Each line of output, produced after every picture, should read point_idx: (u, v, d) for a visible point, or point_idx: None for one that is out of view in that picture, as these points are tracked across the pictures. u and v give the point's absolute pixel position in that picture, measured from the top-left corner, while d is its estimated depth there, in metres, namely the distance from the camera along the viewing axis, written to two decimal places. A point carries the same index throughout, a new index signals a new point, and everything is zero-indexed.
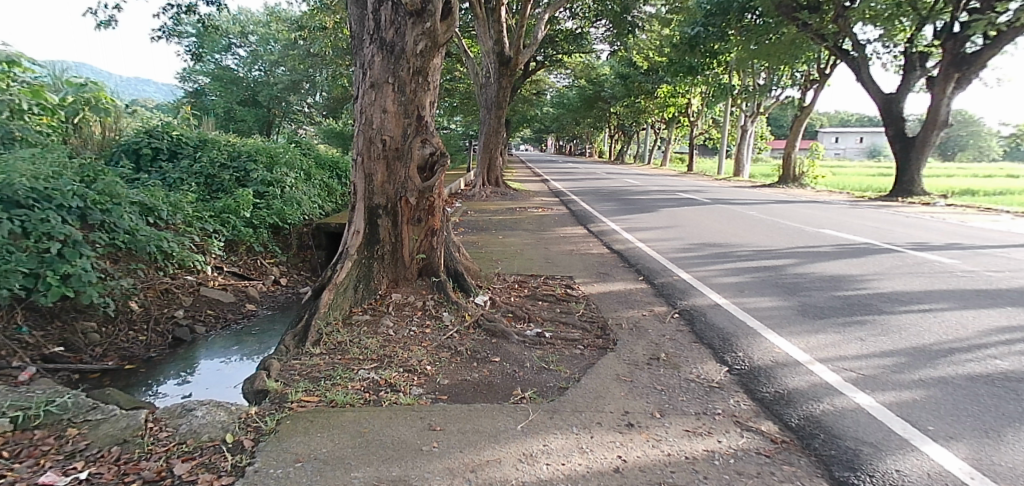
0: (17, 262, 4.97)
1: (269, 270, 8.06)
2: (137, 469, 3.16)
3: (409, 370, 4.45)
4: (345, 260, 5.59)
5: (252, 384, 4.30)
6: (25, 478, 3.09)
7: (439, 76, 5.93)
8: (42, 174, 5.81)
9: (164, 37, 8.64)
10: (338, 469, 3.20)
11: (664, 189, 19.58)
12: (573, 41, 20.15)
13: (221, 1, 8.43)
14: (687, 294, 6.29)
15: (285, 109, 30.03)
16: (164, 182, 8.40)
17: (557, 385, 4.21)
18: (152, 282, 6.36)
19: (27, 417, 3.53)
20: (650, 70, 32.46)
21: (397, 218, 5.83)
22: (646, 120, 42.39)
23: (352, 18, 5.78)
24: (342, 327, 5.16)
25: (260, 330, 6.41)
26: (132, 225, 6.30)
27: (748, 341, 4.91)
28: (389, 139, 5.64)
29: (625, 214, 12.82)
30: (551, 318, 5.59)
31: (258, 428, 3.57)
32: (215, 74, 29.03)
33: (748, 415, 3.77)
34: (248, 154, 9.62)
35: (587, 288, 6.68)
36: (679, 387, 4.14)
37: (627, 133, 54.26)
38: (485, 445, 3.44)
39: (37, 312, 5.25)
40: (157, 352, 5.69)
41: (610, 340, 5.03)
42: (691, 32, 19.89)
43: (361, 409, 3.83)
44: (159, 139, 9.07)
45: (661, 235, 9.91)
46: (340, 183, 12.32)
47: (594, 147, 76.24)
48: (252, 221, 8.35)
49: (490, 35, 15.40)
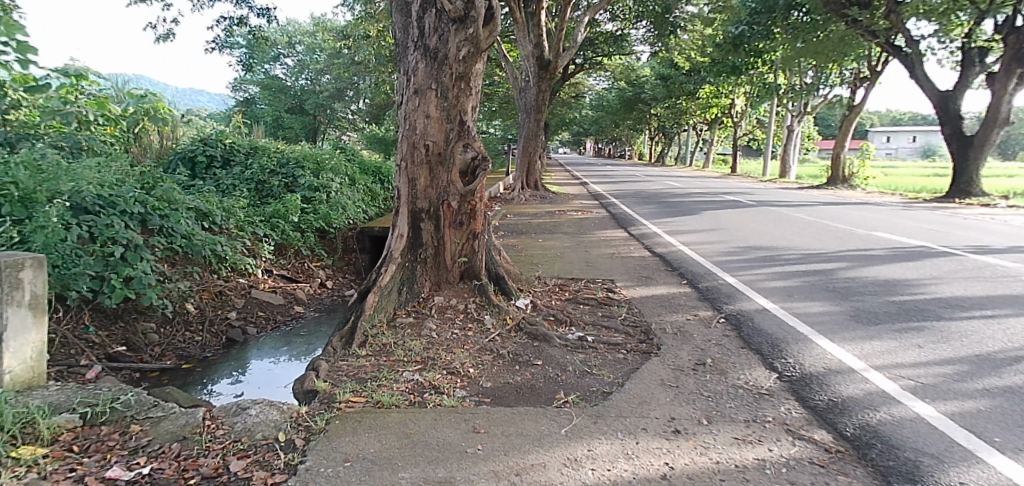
0: (85, 266, 5.23)
1: (316, 273, 8.29)
2: (196, 466, 3.27)
3: (453, 373, 4.50)
4: (389, 263, 5.71)
5: (302, 384, 4.40)
6: (94, 472, 3.19)
7: (481, 81, 6.00)
8: (107, 181, 6.05)
9: (217, 49, 8.97)
10: (385, 470, 3.26)
11: (706, 190, 19.35)
12: (613, 43, 20.02)
13: (270, 12, 8.70)
14: (733, 299, 6.19)
15: (331, 116, 30.75)
16: (218, 189, 8.69)
17: (600, 390, 4.20)
18: (207, 284, 6.60)
19: (95, 413, 3.69)
20: (691, 71, 31.99)
21: (439, 222, 5.90)
22: (688, 121, 41.84)
23: (397, 26, 5.92)
24: (386, 329, 5.26)
25: (308, 331, 6.60)
26: (189, 229, 6.54)
27: (798, 347, 4.82)
28: (431, 144, 5.74)
29: (667, 217, 12.67)
30: (593, 322, 5.58)
31: (309, 428, 3.67)
32: (264, 83, 29.91)
33: (800, 423, 3.69)
34: (296, 161, 9.89)
35: (629, 292, 6.64)
36: (727, 394, 4.08)
37: (668, 136, 53.65)
38: (529, 448, 3.46)
39: (102, 314, 5.53)
40: (212, 352, 5.90)
41: (653, 345, 4.99)
42: (735, 31, 19.50)
43: (405, 410, 3.90)
44: (213, 147, 9.40)
45: (704, 238, 9.78)
46: (383, 188, 12.51)
47: (635, 149, 75.64)
48: (299, 225, 8.57)
49: (530, 39, 15.45)
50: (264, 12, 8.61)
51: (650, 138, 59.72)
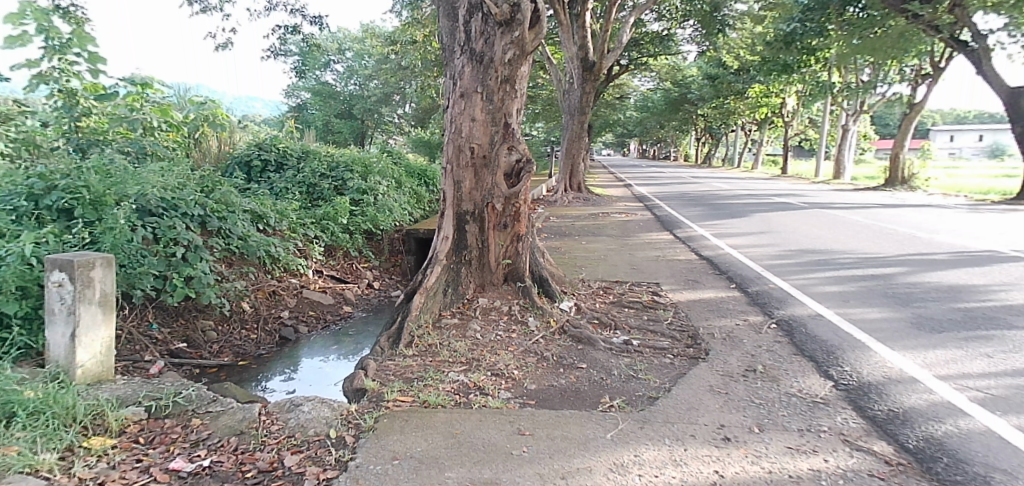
0: (150, 266, 5.46)
1: (364, 274, 8.48)
2: (253, 460, 3.39)
3: (498, 374, 4.53)
4: (435, 264, 5.80)
5: (351, 383, 4.50)
6: (158, 463, 3.33)
7: (526, 83, 6.02)
8: (170, 185, 6.29)
9: (273, 56, 9.28)
10: (433, 469, 3.30)
11: (756, 192, 18.89)
12: (659, 43, 19.72)
13: (323, 21, 8.94)
14: (785, 304, 6.04)
15: (378, 120, 31.29)
16: (272, 192, 8.99)
17: (647, 395, 4.16)
18: (262, 284, 6.82)
19: (159, 406, 3.85)
20: (741, 70, 31.30)
21: (483, 224, 5.94)
22: (737, 120, 40.97)
23: (444, 31, 6.04)
24: (432, 330, 5.33)
25: (356, 331, 6.76)
26: (245, 231, 6.76)
27: (855, 355, 4.67)
28: (477, 147, 5.80)
29: (714, 220, 12.44)
30: (638, 326, 5.53)
31: (359, 425, 3.76)
32: (316, 89, 30.70)
33: (859, 434, 3.58)
34: (345, 165, 10.13)
35: (675, 295, 6.56)
36: (779, 401, 3.99)
37: (716, 136, 52.67)
38: (575, 452, 3.45)
39: (164, 311, 5.78)
40: (266, 350, 6.11)
41: (701, 350, 4.92)
42: (786, 29, 18.49)
43: (451, 410, 3.95)
44: (268, 151, 9.74)
45: (753, 241, 9.57)
46: (428, 190, 12.65)
47: (682, 150, 74.51)
48: (348, 227, 8.76)
49: (574, 41, 15.40)
50: (317, 21, 8.86)
51: (697, 139, 58.67)
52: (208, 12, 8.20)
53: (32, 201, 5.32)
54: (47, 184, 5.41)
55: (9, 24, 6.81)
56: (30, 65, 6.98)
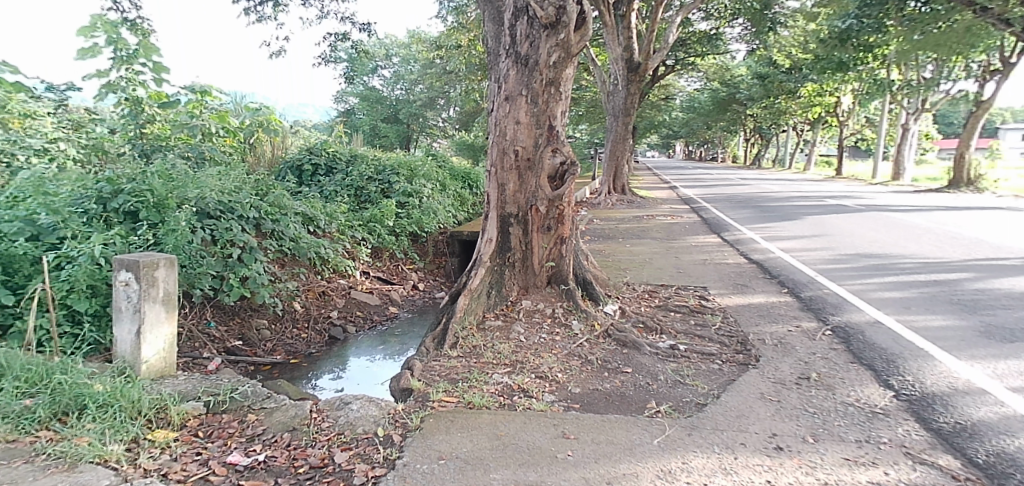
0: (208, 266, 5.68)
1: (409, 276, 8.62)
2: (305, 455, 3.47)
3: (542, 377, 4.53)
4: (479, 266, 5.84)
5: (398, 382, 4.57)
6: (216, 456, 3.45)
7: (571, 86, 6.01)
8: (227, 188, 6.52)
9: (324, 63, 9.51)
10: (478, 470, 3.33)
11: (808, 194, 18.36)
12: (707, 42, 19.39)
13: (371, 28, 9.12)
14: (840, 310, 5.86)
15: (423, 124, 31.69)
16: (322, 195, 9.22)
17: (694, 401, 4.10)
18: (312, 285, 7.00)
19: (217, 401, 3.99)
20: (793, 69, 30.44)
21: (527, 226, 5.95)
22: (788, 120, 39.91)
23: (489, 35, 6.09)
24: (476, 332, 5.37)
25: (402, 332, 6.87)
26: (296, 233, 6.93)
27: (917, 364, 4.49)
28: (521, 150, 5.82)
29: (764, 223, 12.16)
30: (685, 331, 5.44)
31: (406, 425, 3.81)
32: (363, 94, 31.34)
33: (922, 447, 3.44)
34: (391, 168, 10.29)
35: (724, 300, 6.43)
36: (835, 411, 3.87)
37: (766, 137, 51.41)
38: (620, 457, 3.43)
39: (222, 310, 5.99)
40: (316, 349, 6.28)
41: (751, 357, 4.81)
42: (842, 25, 18.06)
43: (496, 412, 3.97)
44: (318, 156, 10.01)
45: (806, 245, 9.31)
46: (471, 193, 12.74)
47: (730, 151, 73.06)
48: (394, 229, 8.90)
49: (619, 42, 15.27)
50: (366, 28, 9.06)
51: (746, 139, 57.39)
52: (263, 21, 8.46)
53: (101, 204, 5.57)
54: (114, 189, 5.65)
55: (81, 38, 7.20)
56: (101, 75, 7.35)
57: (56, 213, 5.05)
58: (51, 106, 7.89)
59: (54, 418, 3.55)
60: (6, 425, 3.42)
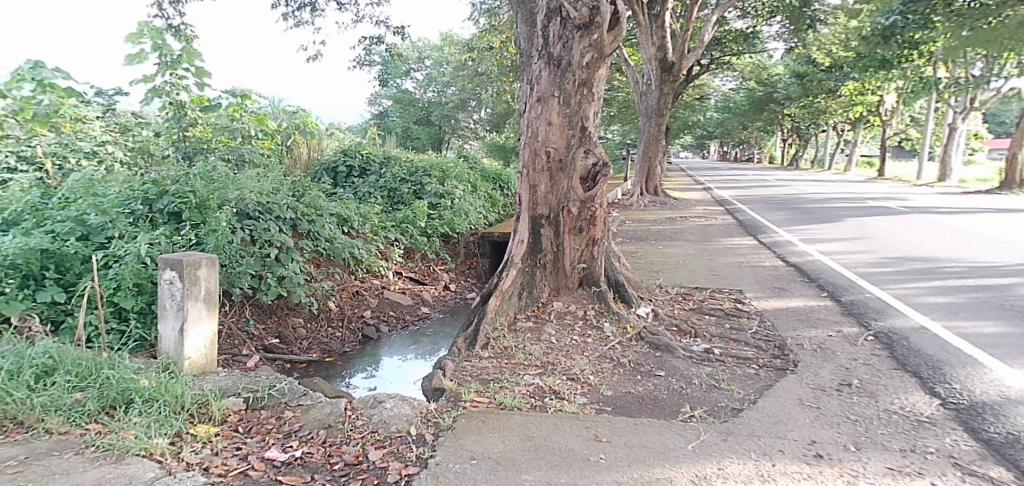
0: (247, 266, 5.80)
1: (440, 276, 8.69)
2: (340, 452, 3.52)
3: (573, 379, 4.52)
4: (510, 267, 5.85)
5: (430, 382, 4.60)
6: (255, 451, 3.52)
7: (604, 86, 5.97)
8: (266, 190, 6.65)
9: (359, 66, 9.64)
10: (510, 471, 3.33)
11: (847, 196, 17.92)
12: (743, 41, 19.10)
13: (405, 31, 9.22)
14: (883, 315, 5.70)
15: (455, 126, 31.89)
16: (356, 196, 9.35)
17: (730, 406, 4.03)
18: (346, 285, 7.10)
19: (256, 398, 4.08)
20: (833, 67, 29.72)
21: (559, 228, 5.94)
22: (827, 120, 38.99)
23: (522, 36, 6.10)
24: (507, 333, 5.37)
25: (434, 332, 6.93)
26: (331, 233, 7.04)
27: (965, 372, 4.34)
28: (553, 151, 5.81)
29: (802, 225, 11.90)
30: (719, 334, 5.36)
31: (438, 424, 3.83)
32: (396, 97, 31.64)
33: (971, 458, 3.33)
34: (423, 170, 10.38)
35: (760, 303, 6.32)
36: (878, 419, 3.76)
37: (804, 137, 50.30)
38: (654, 462, 3.39)
39: (260, 308, 6.12)
40: (350, 348, 6.37)
41: (789, 362, 4.72)
42: (885, 22, 17.57)
43: (527, 413, 3.96)
44: (352, 158, 10.14)
45: (846, 248, 9.09)
46: (502, 194, 12.76)
47: (767, 151, 71.75)
48: (426, 230, 8.96)
49: (652, 42, 15.13)
50: (400, 31, 9.16)
51: (783, 140, 56.30)
52: (300, 25, 8.61)
53: (147, 205, 5.74)
54: (160, 190, 5.82)
55: (128, 44, 7.41)
56: (146, 80, 7.58)
57: (105, 213, 5.22)
58: (99, 110, 8.13)
59: (102, 411, 3.67)
60: (58, 417, 3.55)
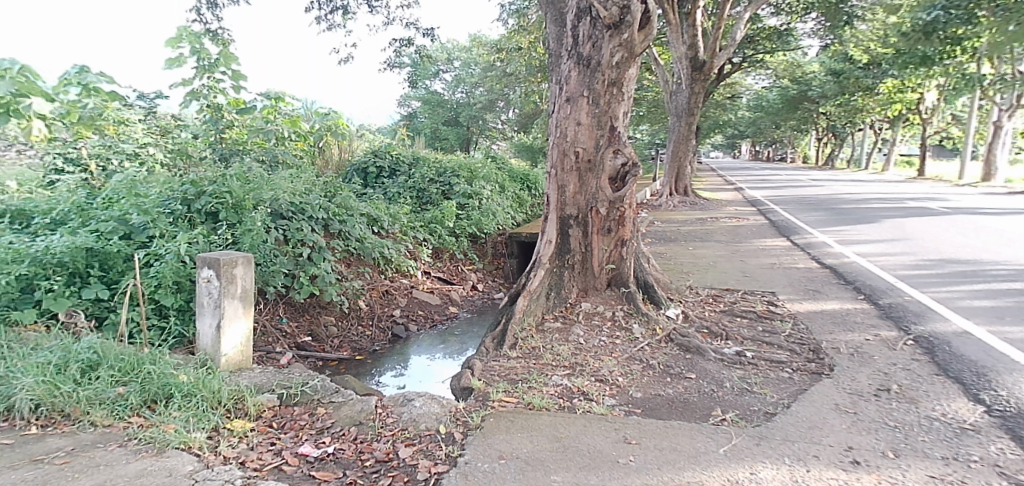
0: (281, 265, 5.90)
1: (468, 276, 8.72)
2: (371, 449, 3.56)
3: (602, 380, 4.49)
4: (538, 268, 5.85)
5: (459, 381, 4.62)
6: (289, 447, 3.58)
7: (634, 86, 5.92)
8: (299, 190, 6.75)
9: (390, 67, 9.73)
10: (538, 471, 3.33)
11: (885, 196, 17.47)
12: (777, 39, 18.76)
13: (435, 33, 9.28)
14: (923, 319, 5.55)
15: (483, 126, 32.02)
16: (385, 196, 9.44)
17: (763, 410, 3.97)
18: (376, 284, 7.17)
19: (290, 394, 4.15)
20: (871, 64, 28.97)
21: (587, 228, 5.91)
22: (864, 119, 38.05)
23: (551, 37, 6.10)
24: (535, 333, 5.38)
25: (462, 332, 6.97)
26: (362, 233, 7.13)
27: (1011, 379, 4.20)
28: (581, 151, 5.79)
29: (837, 226, 11.64)
30: (752, 337, 5.28)
31: (466, 423, 3.85)
32: (425, 98, 31.87)
33: (1018, 467, 3.23)
34: (452, 170, 10.43)
35: (794, 305, 6.20)
36: (918, 425, 3.67)
37: (840, 136, 49.17)
38: (684, 465, 3.36)
39: (293, 307, 6.21)
40: (380, 346, 6.44)
41: (824, 366, 4.62)
42: (926, 17, 16.88)
43: (556, 414, 3.95)
44: (383, 158, 10.24)
45: (884, 249, 8.87)
46: (530, 195, 12.75)
47: (801, 150, 70.32)
48: (454, 230, 9.01)
49: (683, 40, 14.96)
50: (430, 33, 9.22)
51: (818, 138, 55.13)
52: (332, 29, 8.72)
53: (186, 205, 5.87)
54: (198, 190, 5.95)
55: (168, 49, 7.60)
56: (185, 84, 7.76)
57: (147, 213, 5.36)
58: (141, 113, 8.34)
59: (144, 405, 3.78)
60: (102, 410, 3.66)
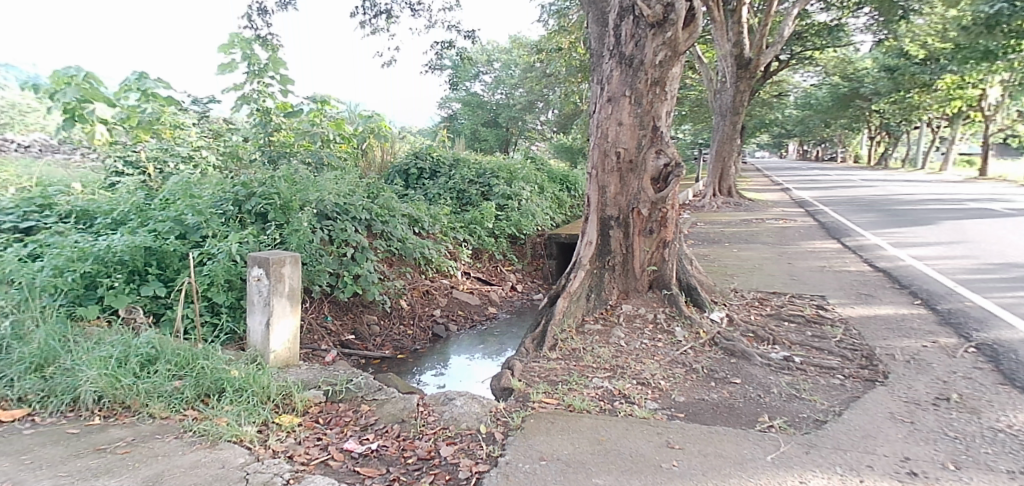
0: (326, 264, 6.02)
1: (508, 277, 8.74)
2: (413, 447, 3.58)
3: (643, 383, 4.43)
4: (578, 269, 5.80)
5: (499, 381, 4.62)
6: (334, 442, 3.64)
7: (678, 85, 5.82)
8: (343, 191, 6.86)
9: (431, 70, 9.83)
10: (580, 473, 3.29)
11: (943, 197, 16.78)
12: (828, 35, 18.22)
13: (476, 35, 9.32)
14: (986, 325, 5.30)
15: (522, 127, 32.08)
16: (426, 198, 9.53)
17: (812, 417, 3.85)
18: (417, 284, 7.24)
19: (334, 391, 4.21)
20: (928, 59, 27.82)
21: (629, 229, 5.84)
22: (920, 116, 36.57)
23: (592, 36, 6.05)
24: (575, 335, 5.34)
25: (501, 332, 6.98)
26: (403, 233, 7.20)
27: None
28: (623, 152, 5.72)
29: (891, 228, 11.22)
30: (800, 342, 5.13)
31: (507, 423, 3.84)
32: (465, 100, 32.02)
33: None
34: (491, 171, 10.46)
35: (845, 310, 6.00)
36: (980, 437, 3.50)
37: (894, 134, 47.41)
38: (730, 472, 3.27)
39: (337, 305, 6.31)
40: (421, 345, 6.51)
41: (878, 373, 4.45)
42: (989, 10, 16.09)
43: (597, 417, 3.91)
44: (424, 160, 10.35)
45: (942, 252, 8.51)
46: (569, 196, 12.69)
47: (852, 149, 68.11)
48: (494, 231, 9.03)
49: (728, 38, 14.68)
50: (471, 35, 9.27)
51: (869, 137, 53.29)
52: (376, 32, 8.85)
53: (237, 206, 6.04)
54: (248, 192, 6.11)
55: (221, 54, 7.83)
56: (236, 88, 8.00)
57: (201, 214, 5.53)
58: (195, 118, 8.62)
59: (199, 398, 3.90)
60: (160, 403, 3.79)
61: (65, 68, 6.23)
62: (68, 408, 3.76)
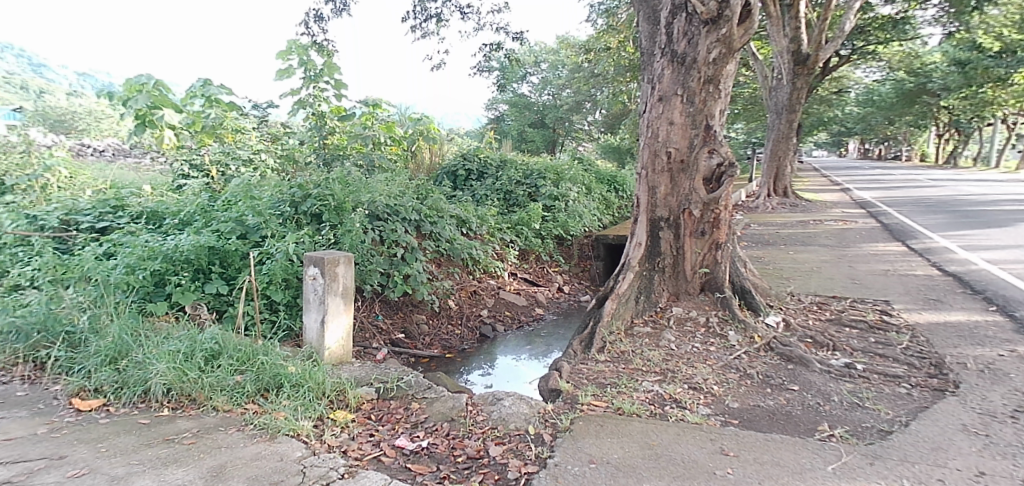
0: (377, 264, 6.11)
1: (555, 278, 8.70)
2: (462, 446, 3.59)
3: (695, 388, 4.32)
4: (627, 271, 5.72)
5: (547, 382, 4.59)
6: (386, 438, 3.68)
7: (732, 83, 5.67)
8: (393, 193, 6.95)
9: (479, 72, 9.88)
10: (630, 478, 3.23)
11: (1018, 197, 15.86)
12: (892, 28, 17.48)
13: (524, 36, 9.31)
14: None
15: (569, 127, 31.89)
16: (474, 199, 9.58)
17: (877, 427, 3.67)
18: (465, 284, 7.28)
19: (386, 388, 4.26)
20: (1003, 52, 26.29)
21: (679, 231, 5.72)
22: (993, 112, 34.62)
23: (643, 35, 5.95)
24: (624, 337, 5.26)
25: (548, 333, 6.96)
26: (452, 234, 7.24)
27: None
28: (674, 152, 5.61)
29: (961, 230, 10.66)
30: (862, 348, 4.92)
31: (556, 425, 3.81)
32: (512, 101, 32.07)
33: None
34: (538, 172, 10.44)
35: (911, 316, 5.72)
36: None
37: (963, 131, 45.07)
38: (789, 481, 3.15)
39: (388, 304, 6.39)
40: (469, 345, 6.55)
41: (948, 382, 4.22)
42: None
43: (647, 421, 3.84)
44: (471, 161, 10.41)
45: (1018, 256, 8.03)
46: (618, 197, 12.54)
47: (917, 147, 65.12)
48: (541, 231, 9.00)
49: (785, 33, 14.25)
50: (520, 37, 9.27)
51: (936, 134, 50.81)
52: (426, 35, 8.95)
53: (294, 207, 6.19)
54: (304, 193, 6.25)
55: (279, 60, 8.05)
56: (294, 93, 8.21)
57: (260, 215, 5.70)
58: (254, 122, 8.90)
59: (258, 393, 4.01)
60: (223, 396, 3.91)
61: (137, 77, 6.58)
62: (139, 399, 3.92)
